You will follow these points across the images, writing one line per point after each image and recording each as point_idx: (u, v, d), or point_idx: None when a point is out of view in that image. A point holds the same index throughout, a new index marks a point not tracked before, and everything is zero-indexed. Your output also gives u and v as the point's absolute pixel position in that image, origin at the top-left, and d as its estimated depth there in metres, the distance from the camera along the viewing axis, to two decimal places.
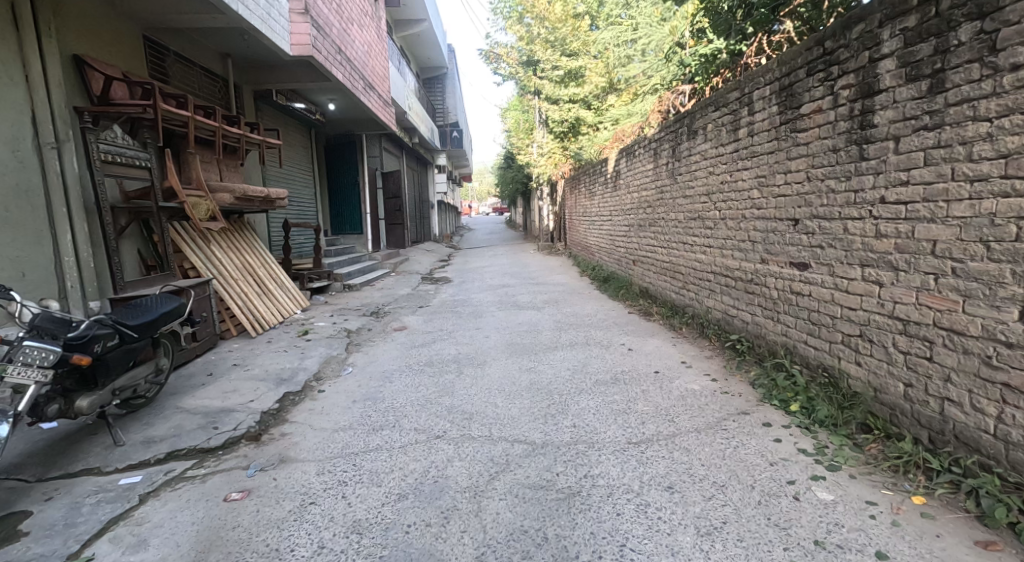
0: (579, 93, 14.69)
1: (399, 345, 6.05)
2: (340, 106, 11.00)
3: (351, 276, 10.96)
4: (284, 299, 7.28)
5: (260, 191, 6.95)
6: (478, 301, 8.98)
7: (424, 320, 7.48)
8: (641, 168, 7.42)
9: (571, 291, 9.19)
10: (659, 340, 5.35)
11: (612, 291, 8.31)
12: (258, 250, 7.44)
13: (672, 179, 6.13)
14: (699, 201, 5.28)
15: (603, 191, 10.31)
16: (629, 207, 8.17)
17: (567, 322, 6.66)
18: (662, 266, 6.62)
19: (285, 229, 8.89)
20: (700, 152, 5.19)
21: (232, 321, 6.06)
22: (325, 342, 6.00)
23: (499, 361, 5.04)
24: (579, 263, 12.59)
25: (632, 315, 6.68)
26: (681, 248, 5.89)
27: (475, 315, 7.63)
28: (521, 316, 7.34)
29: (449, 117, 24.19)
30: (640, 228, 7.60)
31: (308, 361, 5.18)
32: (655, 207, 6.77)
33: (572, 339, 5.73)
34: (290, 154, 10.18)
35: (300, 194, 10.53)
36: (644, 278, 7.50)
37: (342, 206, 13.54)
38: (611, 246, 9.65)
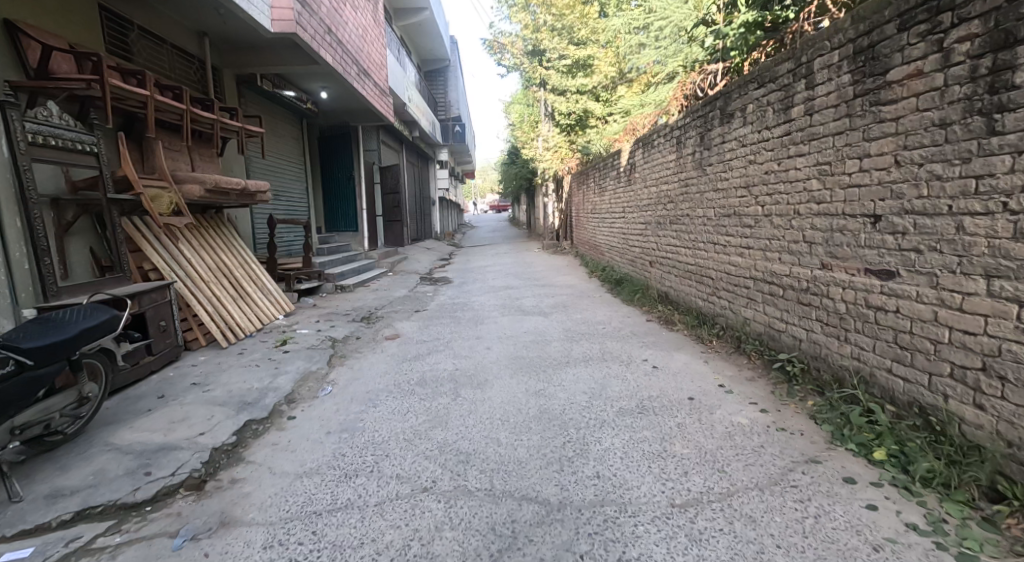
0: (589, 83, 14.15)
1: (390, 357, 5.35)
2: (333, 94, 10.31)
3: (344, 277, 10.31)
4: (264, 305, 6.61)
5: (237, 182, 6.19)
6: (480, 305, 8.29)
7: (419, 327, 6.79)
8: (660, 160, 6.69)
9: (581, 294, 8.47)
10: (687, 356, 4.64)
11: (626, 296, 7.61)
12: (237, 250, 6.77)
13: (699, 171, 5.41)
14: (736, 196, 4.56)
15: (615, 185, 9.58)
16: (646, 203, 7.46)
17: (579, 331, 5.96)
18: (685, 270, 5.91)
19: (270, 226, 8.19)
20: (737, 138, 4.46)
21: (201, 329, 5.38)
22: (306, 354, 5.30)
23: (502, 380, 4.35)
24: (587, 263, 11.88)
25: (651, 325, 5.96)
26: (710, 250, 5.18)
27: (476, 322, 6.94)
28: (527, 323, 6.65)
29: (451, 111, 23.44)
30: (659, 226, 6.89)
31: (281, 378, 4.49)
32: (678, 204, 6.05)
33: (586, 353, 5.03)
34: (277, 145, 9.48)
35: (288, 188, 9.83)
36: (663, 282, 6.80)
37: (336, 202, 12.85)
38: (624, 245, 8.94)
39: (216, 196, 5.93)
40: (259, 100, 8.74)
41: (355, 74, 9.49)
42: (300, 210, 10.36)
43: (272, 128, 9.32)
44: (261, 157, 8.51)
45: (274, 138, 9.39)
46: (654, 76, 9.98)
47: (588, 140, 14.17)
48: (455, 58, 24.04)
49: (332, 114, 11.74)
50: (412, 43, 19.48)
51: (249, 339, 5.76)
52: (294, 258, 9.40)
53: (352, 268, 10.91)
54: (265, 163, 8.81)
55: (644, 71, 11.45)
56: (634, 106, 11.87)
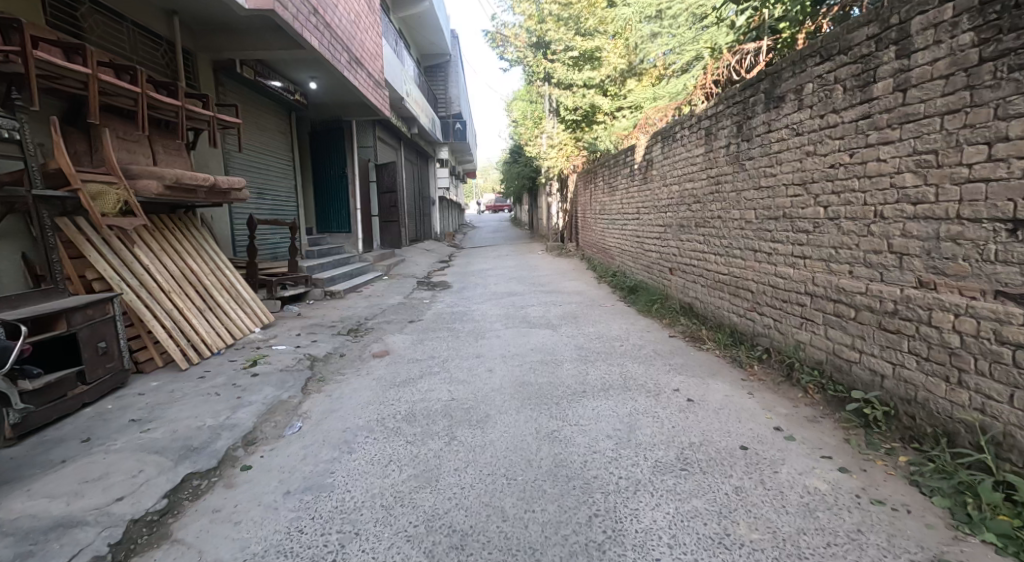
0: (596, 76, 13.53)
1: (376, 381, 4.63)
2: (323, 85, 9.60)
3: (335, 282, 9.63)
4: (238, 317, 5.89)
5: (205, 178, 5.42)
6: (481, 314, 7.57)
7: (412, 342, 6.08)
8: (684, 155, 5.96)
9: (591, 303, 7.74)
10: (727, 387, 3.90)
11: (642, 306, 6.88)
12: (208, 256, 6.07)
13: (734, 165, 4.67)
14: (786, 195, 3.83)
15: (627, 184, 8.85)
16: (665, 203, 6.74)
17: (595, 349, 5.24)
18: (716, 280, 5.18)
19: (250, 227, 7.46)
20: (789, 124, 3.73)
21: (158, 348, 4.65)
22: (279, 377, 4.58)
23: (508, 415, 3.63)
24: (595, 267, 11.17)
25: (675, 343, 5.23)
26: (750, 259, 4.45)
27: (477, 335, 6.22)
28: (533, 338, 5.93)
29: (451, 108, 22.71)
30: (681, 229, 6.17)
31: (244, 411, 3.77)
32: (708, 205, 5.31)
33: (606, 379, 4.29)
34: (260, 139, 8.77)
35: (273, 186, 9.12)
36: (688, 292, 6.06)
37: (328, 202, 12.14)
38: (638, 249, 8.22)
39: (181, 193, 5.21)
40: (240, 88, 8.04)
41: (347, 63, 8.77)
42: (286, 210, 9.64)
43: (255, 121, 8.61)
44: (240, 151, 7.80)
45: (256, 131, 8.68)
46: (672, 65, 9.25)
47: (595, 137, 13.50)
48: (456, 53, 23.28)
49: (323, 107, 11.03)
50: (413, 36, 18.75)
51: (218, 357, 5.05)
52: (280, 261, 8.69)
53: (344, 271, 10.22)
54: (245, 158, 8.10)
55: (658, 62, 10.81)
56: (647, 99, 11.23)
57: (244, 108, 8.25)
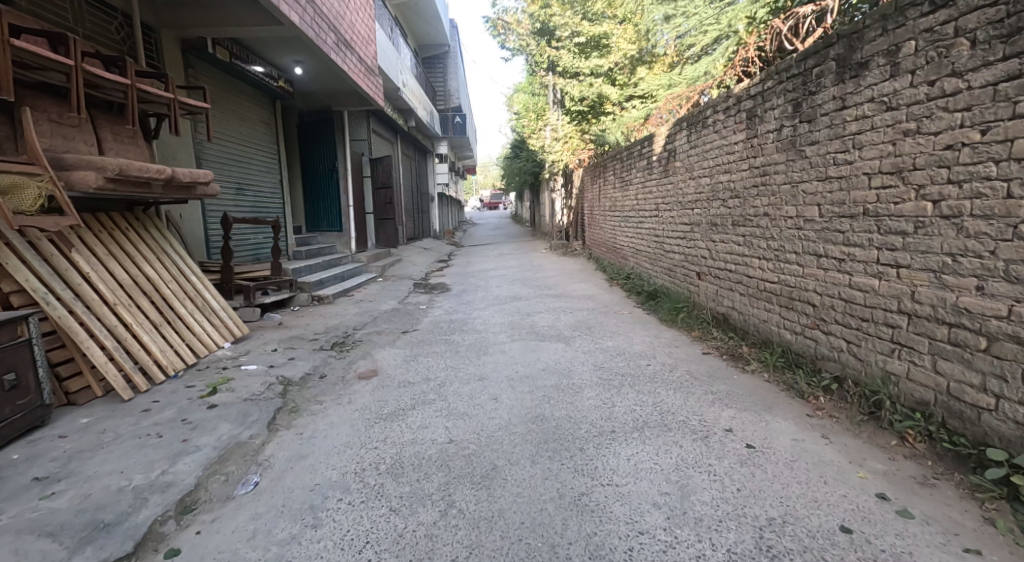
0: (605, 64, 12.76)
1: (360, 414, 3.87)
2: (308, 71, 8.83)
3: (323, 286, 8.90)
4: (203, 331, 5.12)
5: (159, 168, 4.61)
6: (483, 324, 6.81)
7: (405, 359, 5.31)
8: (718, 142, 5.17)
9: (605, 311, 6.97)
10: (795, 428, 3.12)
11: (666, 315, 6.11)
12: (170, 260, 5.30)
13: (789, 152, 3.89)
14: (869, 186, 3.06)
15: (643, 177, 8.10)
16: (692, 199, 5.99)
17: (619, 371, 4.46)
18: (762, 289, 4.40)
19: (224, 227, 6.67)
20: (875, 95, 2.97)
21: (95, 373, 3.88)
22: (243, 408, 3.80)
23: (521, 469, 2.86)
24: (605, 269, 10.40)
25: (713, 364, 4.46)
26: (811, 265, 3.67)
27: (479, 351, 5.46)
28: (543, 354, 5.18)
29: (450, 101, 21.93)
30: (713, 229, 5.41)
31: (189, 459, 3.00)
32: (751, 200, 4.53)
33: (640, 415, 3.52)
34: (239, 130, 8.02)
35: (254, 181, 8.37)
36: (722, 301, 5.28)
37: (319, 200, 11.36)
38: (656, 250, 7.48)
39: (132, 187, 4.43)
40: (214, 72, 7.29)
41: (334, 45, 7.97)
42: (270, 208, 8.88)
43: (233, 109, 7.86)
44: (212, 141, 7.04)
45: (235, 120, 7.92)
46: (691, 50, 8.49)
47: (604, 129, 12.67)
48: (455, 44, 22.44)
49: (311, 97, 10.26)
50: (411, 25, 17.98)
51: (174, 381, 4.28)
52: (263, 264, 7.92)
53: (334, 274, 9.49)
54: (220, 149, 7.36)
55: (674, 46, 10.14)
56: (662, 86, 10.43)
57: (220, 94, 7.51)
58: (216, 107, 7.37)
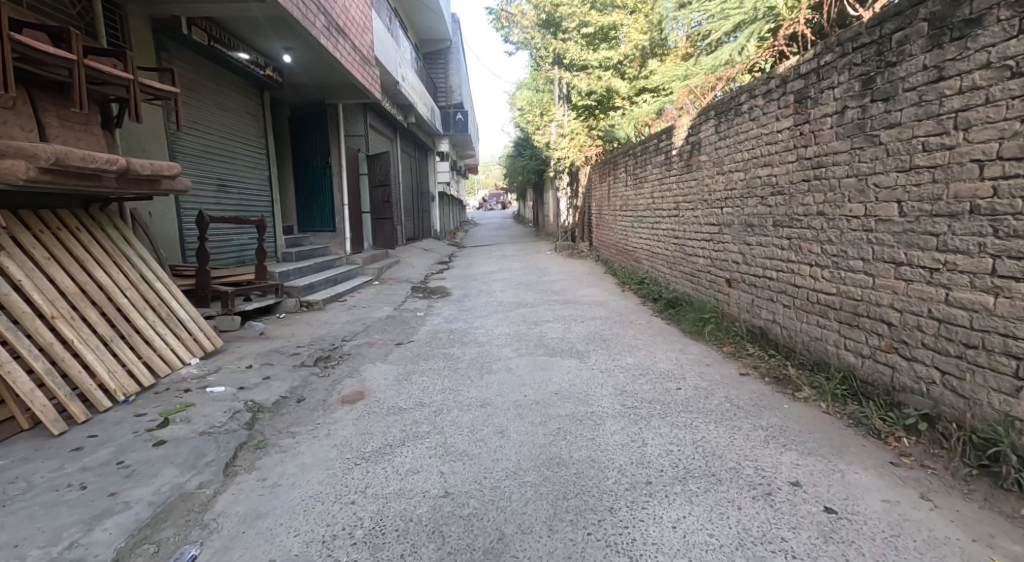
0: (614, 56, 12.14)
1: (339, 452, 3.24)
2: (298, 60, 8.22)
3: (314, 290, 8.32)
4: (166, 345, 4.48)
5: (111, 158, 3.96)
6: (486, 334, 6.18)
7: (397, 378, 4.68)
8: (757, 131, 4.52)
9: (620, 321, 6.33)
10: (882, 486, 2.46)
11: (690, 327, 5.48)
12: (129, 263, 4.65)
13: (855, 139, 3.24)
14: (980, 177, 2.49)
15: (660, 174, 7.47)
16: (721, 197, 5.35)
17: (648, 399, 3.81)
18: (814, 301, 3.75)
19: (201, 228, 6.04)
20: (994, 61, 2.42)
21: (21, 401, 3.23)
22: (197, 445, 3.15)
23: (533, 543, 2.26)
24: (616, 272, 9.78)
25: (758, 390, 3.80)
26: (886, 274, 3.03)
27: (481, 368, 4.83)
28: (555, 373, 4.57)
29: (452, 98, 21.34)
30: (748, 230, 4.77)
31: (113, 522, 2.40)
32: (800, 197, 3.88)
33: (680, 461, 2.87)
34: (221, 121, 7.40)
35: (238, 177, 7.75)
36: (759, 312, 4.63)
37: (311, 198, 10.72)
38: (676, 253, 6.84)
39: (75, 178, 3.80)
40: (190, 57, 6.69)
41: (324, 30, 7.33)
42: (256, 206, 8.25)
43: (214, 98, 7.25)
44: (184, 131, 6.42)
45: (216, 110, 7.31)
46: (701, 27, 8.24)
47: (614, 124, 12.05)
48: (457, 38, 21.77)
49: (302, 88, 9.64)
50: (411, 18, 17.37)
51: (121, 410, 3.63)
52: (246, 267, 7.28)
53: (327, 276, 8.92)
54: (196, 141, 6.74)
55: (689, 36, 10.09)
56: (677, 78, 9.78)
57: (199, 81, 6.90)
58: (192, 94, 6.75)
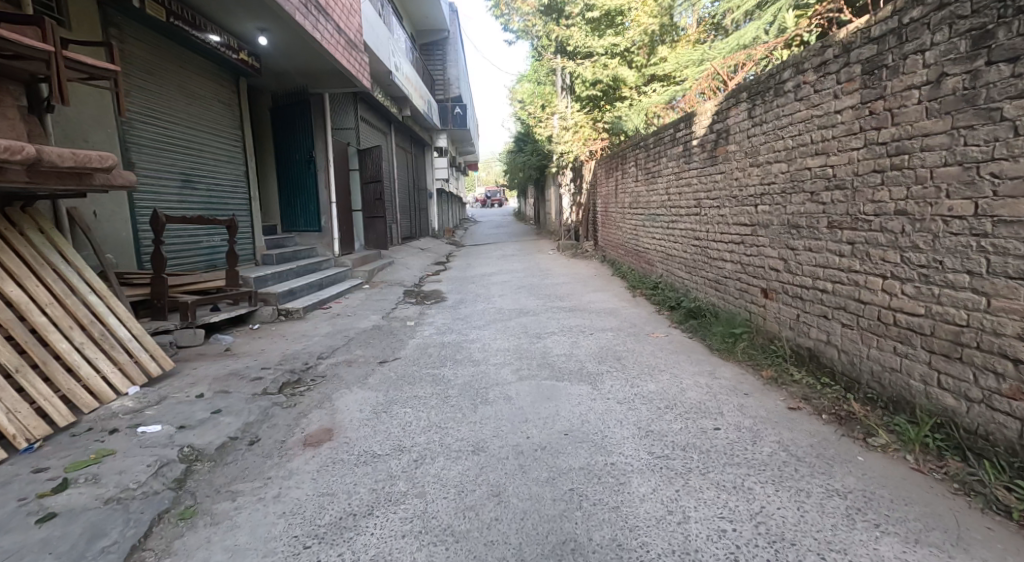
0: (621, 42, 11.39)
1: (285, 526, 2.50)
2: (276, 44, 7.48)
3: (297, 297, 7.60)
4: (96, 372, 3.73)
5: (13, 145, 3.20)
6: (482, 350, 5.43)
7: (375, 410, 3.93)
8: (806, 113, 3.76)
9: (635, 335, 5.60)
10: None
11: (718, 344, 4.74)
12: (52, 274, 3.91)
13: (959, 115, 2.54)
14: None
15: (676, 167, 6.72)
16: (755, 193, 4.59)
17: (681, 446, 3.06)
18: (889, 323, 3.02)
19: (156, 231, 5.30)
20: None
21: None
22: (96, 520, 2.41)
23: None
24: (625, 274, 9.05)
25: (819, 434, 3.06)
26: (1010, 294, 2.37)
27: (475, 396, 4.09)
28: (563, 404, 3.83)
29: (450, 91, 20.58)
30: (793, 232, 4.02)
31: None
32: (870, 191, 3.13)
33: (737, 551, 2.16)
34: (187, 108, 6.63)
35: (207, 172, 6.97)
36: (805, 331, 3.89)
37: (294, 196, 9.95)
38: (697, 256, 6.09)
39: None
40: (146, 34, 5.94)
41: (300, 6, 6.55)
42: (228, 205, 7.47)
43: (177, 83, 6.48)
44: (132, 121, 5.64)
45: (181, 97, 6.55)
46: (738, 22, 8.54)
47: (621, 116, 11.30)
48: (455, 28, 20.97)
49: (283, 76, 8.88)
50: (406, 7, 16.59)
51: (17, 462, 2.88)
52: (216, 273, 6.54)
53: (311, 281, 8.19)
54: (152, 131, 5.98)
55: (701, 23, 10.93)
56: (692, 64, 8.98)
57: (158, 62, 6.14)
58: (149, 77, 5.99)
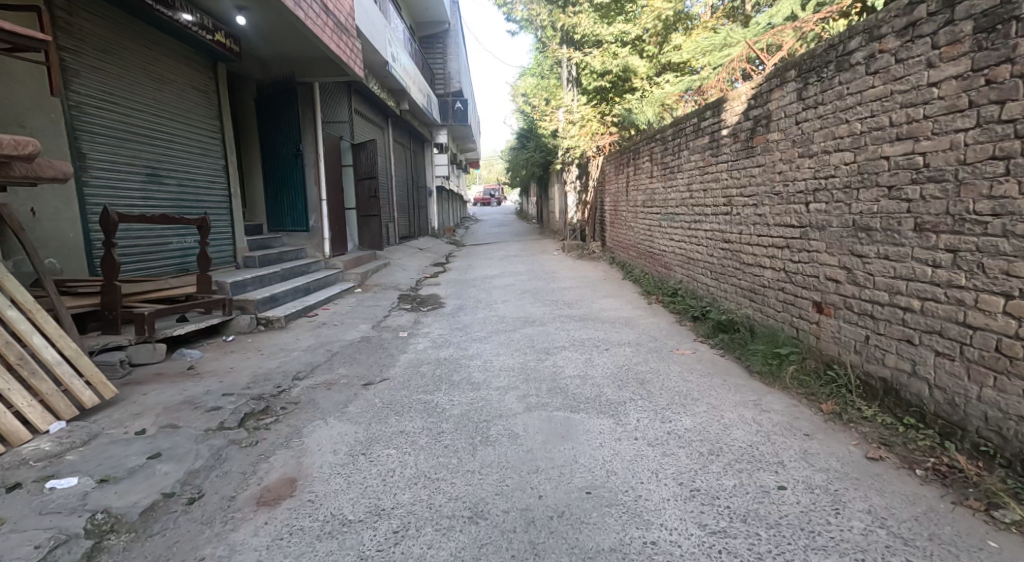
0: (633, 29, 10.69)
1: None
2: (257, 26, 6.81)
3: (280, 303, 6.89)
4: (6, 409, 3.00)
5: None
6: (482, 369, 4.71)
7: (352, 451, 3.25)
8: (881, 88, 3.07)
9: (657, 351, 4.88)
10: None
11: (760, 365, 4.04)
12: None
13: None
14: None
15: (701, 160, 6.00)
16: (806, 186, 3.88)
17: (742, 517, 2.36)
18: (1017, 351, 2.41)
19: (106, 231, 4.58)
20: None
21: None
22: None
23: None
24: (638, 278, 8.32)
25: (922, 501, 2.36)
26: None
27: (474, 433, 3.38)
28: (581, 448, 3.11)
29: (451, 85, 19.82)
30: (861, 234, 3.31)
31: None
32: (987, 182, 2.50)
33: None
34: (154, 94, 5.93)
35: (179, 165, 6.26)
36: (878, 357, 3.19)
37: (280, 193, 9.23)
38: (726, 261, 5.38)
39: None
40: (102, 9, 5.22)
41: None
42: (203, 202, 6.75)
43: (142, 65, 5.76)
44: (80, 106, 4.92)
45: (147, 81, 5.84)
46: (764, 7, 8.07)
47: (631, 108, 10.49)
48: (455, 20, 20.20)
49: (267, 62, 8.17)
50: None
51: None
52: (186, 277, 5.84)
53: (297, 285, 7.48)
54: (109, 118, 5.26)
55: (714, 11, 10.38)
56: (711, 51, 8.27)
57: (117, 41, 5.42)
58: (107, 58, 5.28)
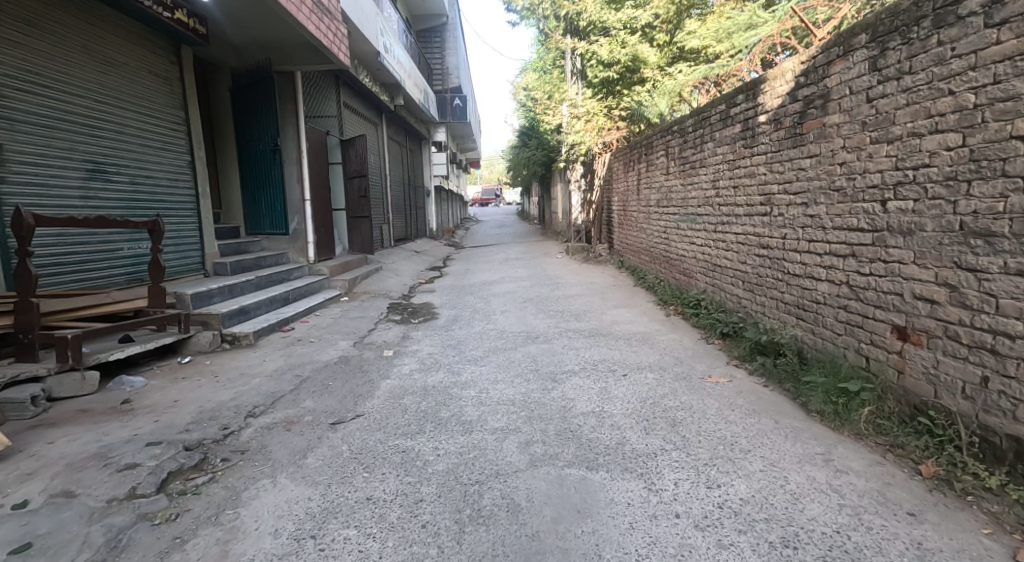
0: (643, 14, 9.88)
1: None
2: (225, 6, 6.02)
3: (252, 315, 6.09)
4: None
5: None
6: (477, 403, 3.89)
7: (302, 532, 2.45)
8: (1014, 43, 2.35)
9: (686, 379, 4.06)
10: None
11: (820, 405, 3.19)
12: None
13: None
14: None
15: (731, 151, 5.18)
16: (883, 179, 3.06)
17: None
18: None
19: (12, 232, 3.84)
20: None
21: None
22: None
23: None
24: (653, 286, 7.51)
25: None
26: None
27: (462, 505, 2.57)
28: (605, 533, 2.30)
29: (449, 81, 19.03)
30: (978, 240, 2.52)
31: None
32: None
33: None
34: (99, 77, 5.13)
35: (131, 160, 5.47)
36: (1005, 408, 2.43)
37: (259, 193, 8.43)
38: (765, 270, 4.54)
39: None
40: None
41: None
42: (162, 202, 5.95)
43: (84, 43, 4.97)
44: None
45: (91, 63, 5.04)
46: None
47: (642, 101, 9.68)
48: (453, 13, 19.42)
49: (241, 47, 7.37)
50: None
51: None
52: (137, 289, 5.04)
53: (273, 294, 6.69)
54: (34, 104, 4.48)
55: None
56: (734, 32, 7.56)
57: (51, 15, 4.66)
58: (32, 33, 4.49)
